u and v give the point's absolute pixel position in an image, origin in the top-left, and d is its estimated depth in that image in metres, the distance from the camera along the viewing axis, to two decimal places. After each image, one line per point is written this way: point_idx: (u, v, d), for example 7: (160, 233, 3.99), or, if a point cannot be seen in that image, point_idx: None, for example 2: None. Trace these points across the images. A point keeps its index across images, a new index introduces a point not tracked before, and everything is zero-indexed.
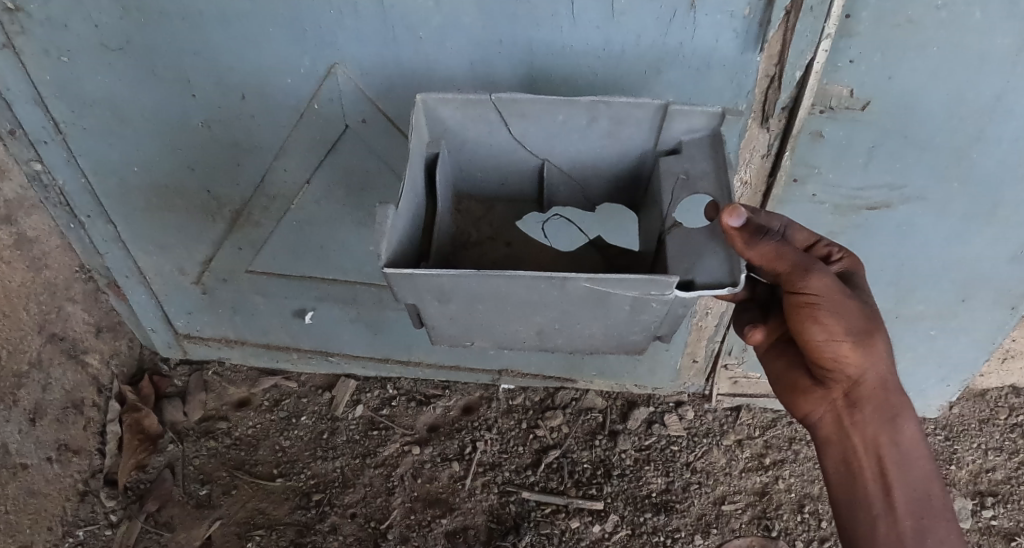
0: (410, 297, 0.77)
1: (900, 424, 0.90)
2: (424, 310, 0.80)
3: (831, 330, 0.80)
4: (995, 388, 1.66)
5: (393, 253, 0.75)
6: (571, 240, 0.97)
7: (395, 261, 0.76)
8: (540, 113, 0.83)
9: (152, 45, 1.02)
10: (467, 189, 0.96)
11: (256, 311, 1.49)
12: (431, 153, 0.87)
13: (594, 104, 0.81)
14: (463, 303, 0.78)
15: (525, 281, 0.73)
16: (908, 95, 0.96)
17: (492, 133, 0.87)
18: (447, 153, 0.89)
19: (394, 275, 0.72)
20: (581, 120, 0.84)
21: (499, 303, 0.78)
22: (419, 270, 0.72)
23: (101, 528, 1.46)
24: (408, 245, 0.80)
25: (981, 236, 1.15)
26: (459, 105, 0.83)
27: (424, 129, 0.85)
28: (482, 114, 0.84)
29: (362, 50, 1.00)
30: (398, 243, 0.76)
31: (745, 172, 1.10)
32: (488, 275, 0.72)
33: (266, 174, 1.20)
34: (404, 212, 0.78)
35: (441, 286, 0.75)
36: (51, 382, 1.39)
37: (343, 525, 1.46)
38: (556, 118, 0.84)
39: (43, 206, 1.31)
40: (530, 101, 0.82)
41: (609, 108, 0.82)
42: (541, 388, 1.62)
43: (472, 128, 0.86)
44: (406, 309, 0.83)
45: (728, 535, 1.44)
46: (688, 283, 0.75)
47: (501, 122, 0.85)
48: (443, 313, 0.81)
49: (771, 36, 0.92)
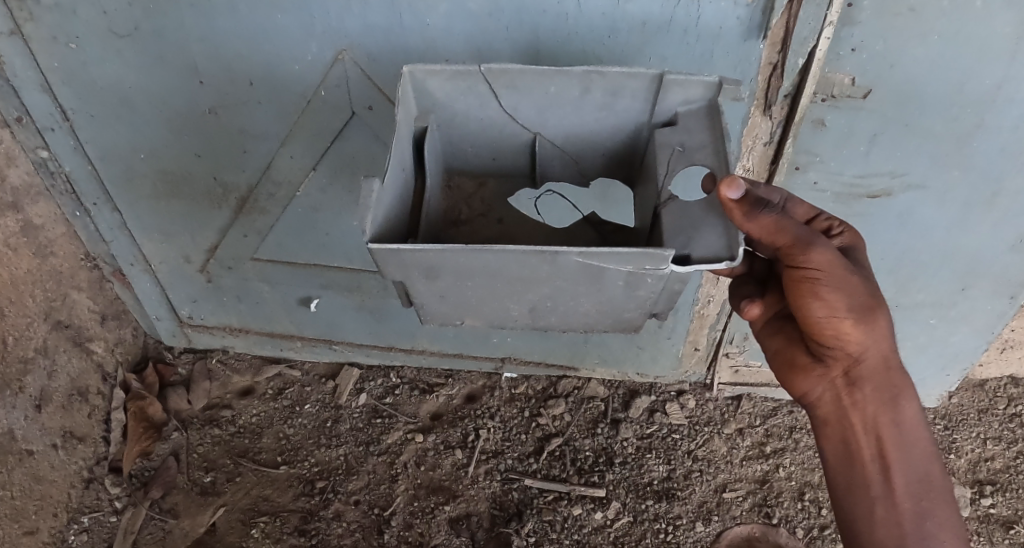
0: (397, 275, 0.78)
1: (901, 405, 0.91)
2: (412, 287, 0.81)
3: (831, 306, 0.81)
4: (995, 378, 1.67)
5: (377, 228, 0.75)
6: (559, 216, 1.00)
7: (382, 236, 0.76)
8: (530, 86, 0.84)
9: (161, 31, 1.03)
10: (458, 166, 0.97)
11: (261, 298, 1.50)
12: (420, 127, 0.88)
13: (587, 74, 0.82)
14: (452, 280, 0.79)
15: (515, 255, 0.73)
16: (909, 84, 0.97)
17: (483, 106, 0.88)
18: (436, 128, 0.90)
19: (379, 249, 0.72)
20: (573, 92, 0.85)
21: (489, 279, 0.79)
22: (406, 246, 0.72)
23: (105, 514, 1.47)
24: (396, 220, 0.81)
25: (981, 224, 1.16)
26: (449, 78, 0.83)
27: (413, 102, 0.85)
28: (471, 85, 0.84)
29: (370, 36, 1.01)
30: (383, 217, 0.76)
31: (748, 159, 1.11)
32: (477, 249, 0.72)
33: (272, 161, 1.21)
34: (390, 186, 0.78)
35: (429, 262, 0.75)
36: (56, 369, 1.40)
37: (347, 512, 1.47)
38: (548, 90, 0.85)
39: (49, 194, 1.32)
40: (520, 72, 0.82)
41: (602, 78, 0.82)
42: (544, 378, 1.62)
43: (462, 100, 0.86)
44: (395, 287, 0.83)
45: (729, 522, 1.46)
46: (684, 258, 0.76)
47: (491, 93, 0.86)
48: (431, 291, 0.82)
49: (774, 24, 0.93)
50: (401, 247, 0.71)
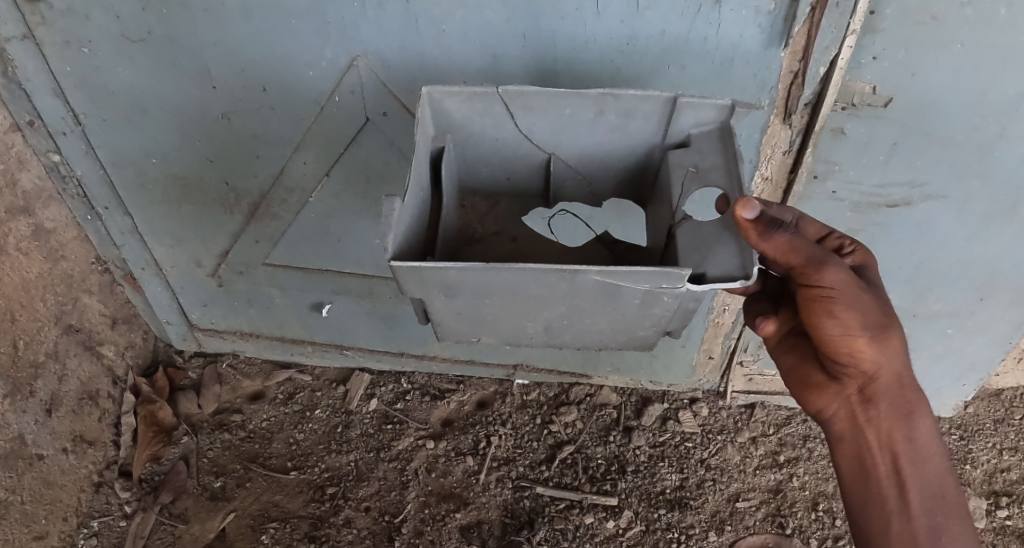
0: (416, 292, 0.77)
1: (915, 421, 0.89)
2: (430, 304, 0.80)
3: (846, 324, 0.80)
4: (1011, 388, 1.65)
5: (398, 245, 0.74)
6: (572, 235, 0.98)
7: (402, 254, 0.75)
8: (545, 107, 0.83)
9: (174, 36, 1.03)
10: (472, 184, 0.96)
11: (272, 303, 1.49)
12: (437, 148, 0.86)
13: (603, 96, 0.81)
14: (470, 298, 0.78)
15: (536, 273, 0.72)
16: (931, 92, 0.95)
17: (498, 127, 0.86)
18: (452, 148, 0.89)
19: (400, 268, 0.71)
20: (587, 114, 0.84)
21: (507, 297, 0.78)
22: (426, 264, 0.71)
23: (115, 519, 1.47)
24: (413, 238, 0.80)
25: (1001, 234, 1.15)
26: (465, 99, 0.83)
27: (429, 122, 0.84)
28: (487, 107, 0.83)
29: (385, 43, 1.00)
30: (403, 235, 0.75)
31: (766, 168, 1.10)
32: (496, 267, 0.71)
33: (285, 167, 1.20)
34: (409, 204, 0.77)
35: (449, 280, 0.74)
36: (67, 373, 1.40)
37: (357, 519, 1.46)
38: (563, 112, 0.84)
39: (60, 197, 1.32)
40: (536, 94, 0.81)
41: (616, 101, 0.81)
42: (556, 384, 1.62)
43: (477, 121, 0.86)
44: (412, 305, 0.83)
45: (743, 532, 1.45)
46: (700, 276, 0.75)
47: (506, 114, 0.85)
48: (449, 308, 0.81)
49: (796, 32, 0.91)
50: (420, 265, 0.70)
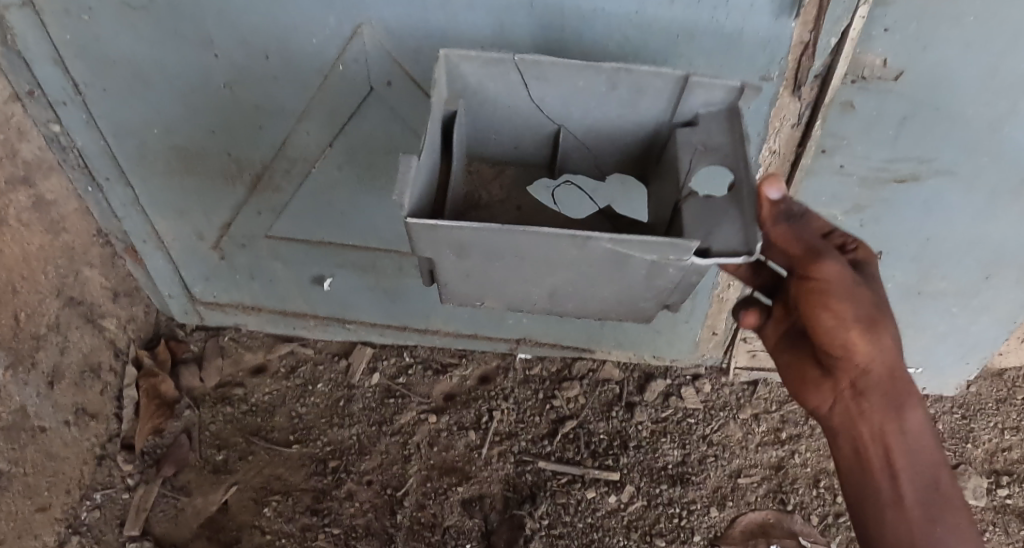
0: (427, 251, 0.76)
1: (909, 416, 0.89)
2: (438, 265, 0.79)
3: (839, 314, 0.81)
4: (1014, 368, 1.65)
5: (413, 201, 0.73)
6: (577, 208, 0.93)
7: (416, 210, 0.74)
8: (560, 78, 0.82)
9: (175, 4, 1.01)
10: (477, 150, 0.95)
11: (275, 276, 1.49)
12: (449, 111, 0.85)
13: (617, 70, 0.80)
14: (481, 259, 0.78)
15: (548, 238, 0.72)
16: (942, 66, 0.94)
17: (511, 94, 0.86)
18: (464, 113, 0.88)
19: (416, 225, 0.70)
20: (600, 87, 0.83)
21: (517, 261, 0.77)
22: (443, 222, 0.70)
23: (117, 491, 1.48)
24: (425, 196, 0.78)
25: (1009, 212, 1.14)
26: (481, 64, 0.81)
27: (444, 83, 0.83)
28: (503, 73, 0.82)
29: (390, 11, 0.98)
30: (417, 192, 0.74)
31: (774, 141, 1.09)
32: (510, 230, 0.70)
33: (287, 137, 1.19)
34: (424, 163, 0.76)
35: (459, 240, 0.73)
36: (69, 345, 1.40)
37: (359, 492, 1.47)
38: (576, 84, 0.83)
39: (60, 168, 1.31)
40: (553, 63, 0.80)
41: (630, 75, 0.80)
42: (558, 359, 1.61)
43: (491, 85, 0.84)
44: (419, 265, 0.82)
45: (744, 507, 1.45)
46: (705, 250, 0.74)
47: (520, 82, 0.84)
48: (457, 269, 0.80)
49: (807, 2, 0.89)
50: (437, 223, 0.70)
